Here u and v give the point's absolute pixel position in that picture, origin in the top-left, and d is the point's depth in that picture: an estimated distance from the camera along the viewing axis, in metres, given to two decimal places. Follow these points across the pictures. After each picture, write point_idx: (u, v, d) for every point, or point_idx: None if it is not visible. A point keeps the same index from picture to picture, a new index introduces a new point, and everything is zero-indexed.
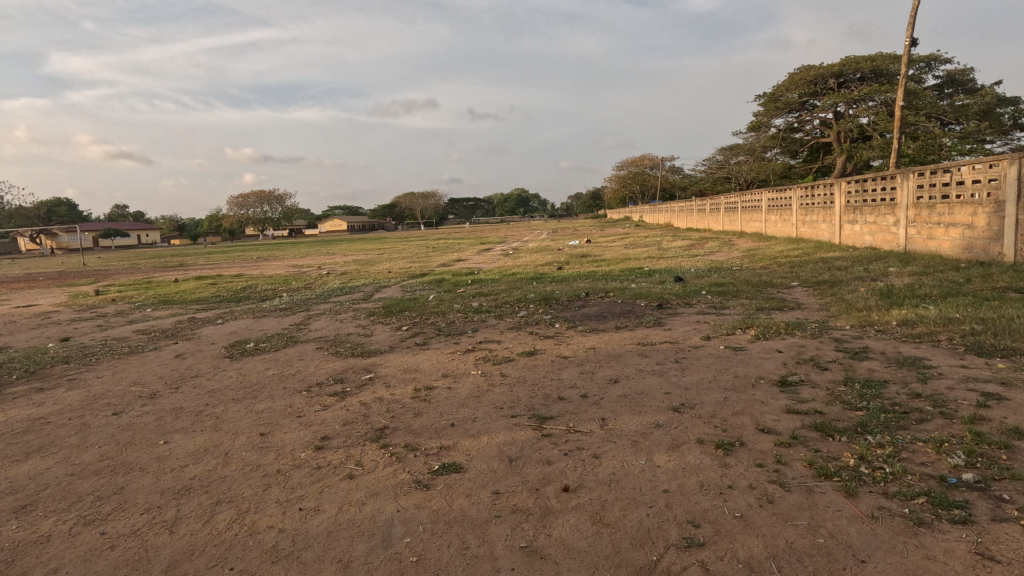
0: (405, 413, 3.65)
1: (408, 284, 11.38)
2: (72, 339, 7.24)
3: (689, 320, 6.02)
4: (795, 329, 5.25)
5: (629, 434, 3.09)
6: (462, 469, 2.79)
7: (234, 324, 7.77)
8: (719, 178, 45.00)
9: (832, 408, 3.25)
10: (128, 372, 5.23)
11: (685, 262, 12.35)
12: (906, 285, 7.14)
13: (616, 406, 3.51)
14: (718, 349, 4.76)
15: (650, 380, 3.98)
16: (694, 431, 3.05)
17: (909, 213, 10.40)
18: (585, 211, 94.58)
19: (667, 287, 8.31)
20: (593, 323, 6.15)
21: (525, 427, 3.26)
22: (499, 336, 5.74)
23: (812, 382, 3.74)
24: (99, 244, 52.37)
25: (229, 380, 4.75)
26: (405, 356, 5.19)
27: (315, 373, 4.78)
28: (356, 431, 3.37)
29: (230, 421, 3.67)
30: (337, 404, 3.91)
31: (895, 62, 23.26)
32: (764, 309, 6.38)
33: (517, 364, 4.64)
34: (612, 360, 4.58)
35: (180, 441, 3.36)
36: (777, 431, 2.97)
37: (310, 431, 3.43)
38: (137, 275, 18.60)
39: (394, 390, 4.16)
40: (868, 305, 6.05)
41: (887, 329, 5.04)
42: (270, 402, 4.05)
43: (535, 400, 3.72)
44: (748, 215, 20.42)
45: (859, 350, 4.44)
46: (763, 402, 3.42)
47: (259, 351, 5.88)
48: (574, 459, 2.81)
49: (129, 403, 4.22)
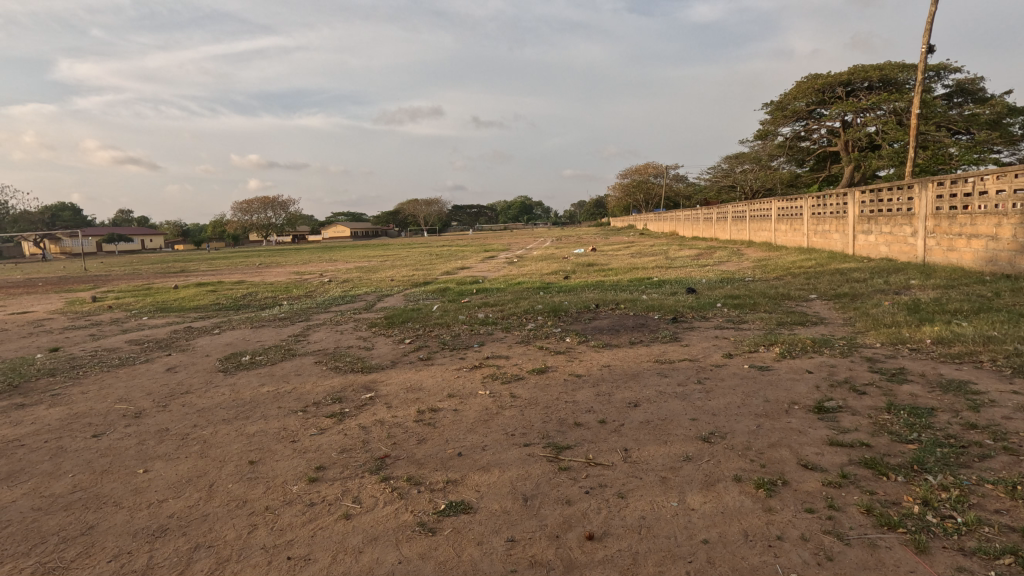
0: (408, 439, 3.35)
1: (411, 293, 11.11)
2: (62, 349, 6.96)
3: (708, 335, 5.71)
4: (822, 346, 4.94)
5: (656, 468, 2.78)
6: (471, 509, 2.49)
7: (231, 334, 7.49)
8: (724, 186, 44.66)
9: (879, 441, 2.94)
10: (115, 387, 4.94)
11: (695, 272, 12.05)
12: (932, 299, 6.82)
13: (639, 434, 3.21)
14: (742, 368, 4.44)
15: (673, 404, 3.67)
16: (729, 466, 2.74)
17: (928, 224, 10.07)
18: (588, 218, 94.15)
19: (680, 299, 8.01)
20: (606, 337, 5.85)
21: (539, 458, 2.96)
22: (507, 351, 5.45)
23: (852, 409, 3.43)
24: (102, 249, 52.36)
25: (222, 397, 4.46)
26: (408, 372, 4.89)
27: (312, 392, 4.48)
28: (353, 461, 3.07)
29: (218, 446, 3.38)
30: (334, 427, 3.62)
31: (904, 71, 22.50)
32: (786, 324, 6.06)
33: (528, 383, 4.34)
34: (629, 380, 4.27)
35: (162, 470, 3.07)
36: (824, 467, 2.66)
37: (304, 460, 3.13)
38: (138, 281, 18.44)
39: (396, 412, 3.86)
40: (896, 321, 5.73)
41: (922, 348, 4.74)
42: (262, 423, 3.76)
43: (549, 426, 3.41)
44: (757, 224, 20.14)
45: (896, 372, 4.12)
46: (801, 432, 3.10)
47: (255, 364, 5.59)
48: (597, 500, 2.51)
49: (113, 423, 3.93)
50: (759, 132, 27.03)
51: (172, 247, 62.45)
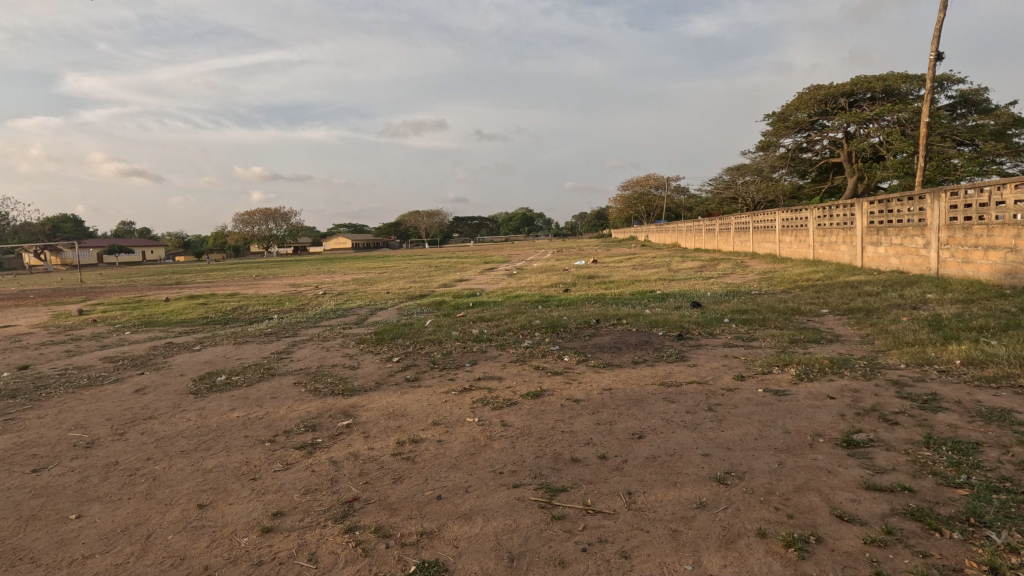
0: (381, 478, 2.95)
1: (406, 306, 10.72)
2: (31, 367, 6.56)
3: (716, 354, 5.31)
4: (842, 367, 4.54)
5: (665, 518, 2.39)
6: (446, 573, 2.10)
7: (211, 351, 7.08)
8: (726, 198, 44.23)
9: (923, 485, 2.53)
10: (74, 411, 4.55)
11: (699, 285, 11.66)
12: (953, 314, 6.43)
13: (645, 474, 2.81)
14: (757, 393, 4.05)
15: (682, 436, 3.27)
16: (750, 517, 2.34)
17: (942, 235, 9.69)
18: (590, 230, 94.01)
19: (686, 313, 7.61)
20: (607, 356, 5.45)
21: (529, 504, 2.57)
22: (500, 371, 5.05)
23: (885, 443, 3.03)
24: (101, 261, 52.08)
25: (186, 425, 4.06)
26: (392, 396, 4.49)
27: (284, 418, 4.08)
28: (317, 505, 2.68)
29: (167, 485, 2.98)
30: (302, 462, 3.22)
31: (906, 80, 22.41)
32: (799, 342, 5.65)
33: (521, 409, 3.94)
34: (632, 406, 3.88)
35: (96, 515, 2.68)
36: (863, 520, 2.27)
37: (260, 503, 2.72)
38: (129, 294, 17.99)
39: (373, 443, 3.47)
40: (919, 339, 5.32)
41: (952, 370, 4.34)
42: (224, 457, 3.36)
43: (542, 462, 3.02)
44: (761, 236, 19.76)
45: (928, 399, 3.71)
46: (831, 472, 2.71)
47: (230, 386, 5.18)
48: (595, 560, 2.12)
49: (60, 455, 3.55)
50: (761, 143, 26.78)
51: (173, 257, 62.20)
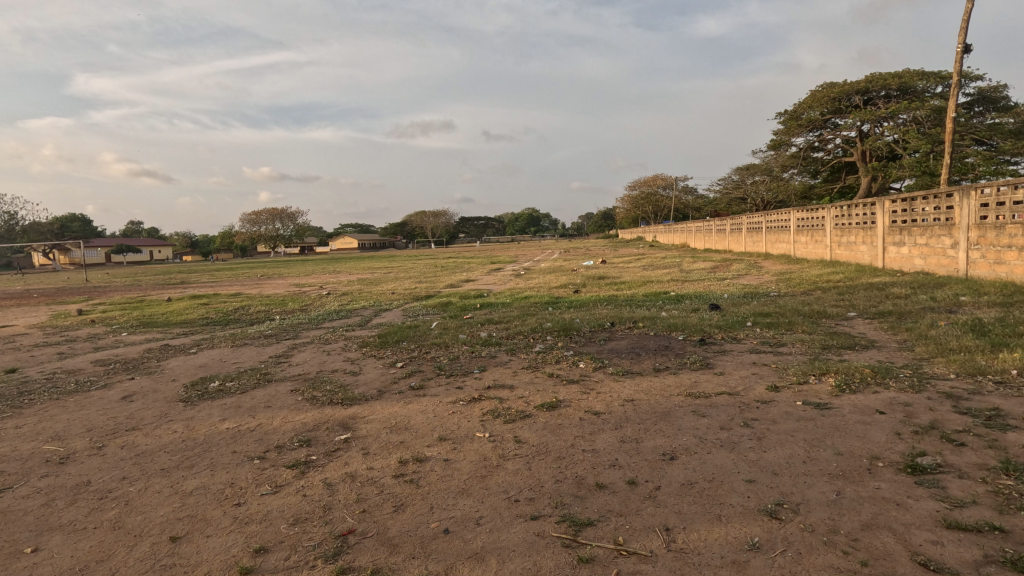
0: (381, 506, 2.60)
1: (411, 308, 10.37)
2: (17, 371, 6.24)
3: (744, 361, 4.94)
4: (887, 377, 4.14)
5: (714, 563, 2.02)
6: None
7: (207, 354, 6.74)
8: (735, 198, 43.61)
9: (1014, 524, 2.15)
10: (54, 421, 4.23)
11: (715, 286, 11.23)
12: (995, 319, 5.99)
13: (683, 504, 2.44)
14: (796, 406, 3.67)
15: (720, 458, 2.89)
16: (814, 563, 1.98)
17: (972, 235, 9.23)
18: (596, 230, 93.30)
19: (706, 316, 7.23)
20: (626, 362, 5.08)
21: (551, 542, 2.20)
22: (512, 379, 4.69)
23: (956, 469, 2.65)
24: (110, 261, 52.16)
25: (170, 438, 3.71)
26: (395, 406, 4.14)
27: (276, 431, 3.74)
28: (306, 540, 2.33)
29: (140, 511, 2.64)
30: (293, 485, 2.88)
31: (923, 78, 21.85)
32: (832, 349, 5.26)
33: (536, 423, 3.58)
34: (659, 421, 3.51)
35: (56, 549, 2.34)
36: (954, 570, 1.89)
37: (242, 537, 2.37)
38: (130, 294, 17.66)
39: (373, 462, 3.12)
40: (965, 346, 4.89)
41: (1009, 382, 3.93)
42: (207, 477, 3.02)
43: (563, 488, 2.65)
44: (775, 236, 19.27)
45: (992, 415, 3.31)
46: (900, 506, 2.33)
47: (222, 393, 4.84)
48: None
49: (29, 472, 3.22)
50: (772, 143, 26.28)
51: (180, 258, 62.13)
